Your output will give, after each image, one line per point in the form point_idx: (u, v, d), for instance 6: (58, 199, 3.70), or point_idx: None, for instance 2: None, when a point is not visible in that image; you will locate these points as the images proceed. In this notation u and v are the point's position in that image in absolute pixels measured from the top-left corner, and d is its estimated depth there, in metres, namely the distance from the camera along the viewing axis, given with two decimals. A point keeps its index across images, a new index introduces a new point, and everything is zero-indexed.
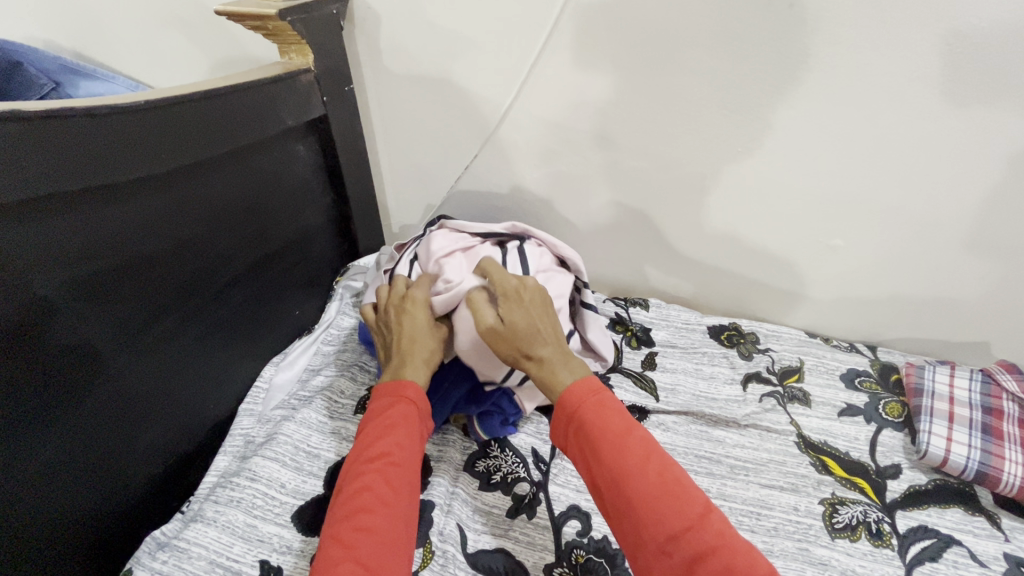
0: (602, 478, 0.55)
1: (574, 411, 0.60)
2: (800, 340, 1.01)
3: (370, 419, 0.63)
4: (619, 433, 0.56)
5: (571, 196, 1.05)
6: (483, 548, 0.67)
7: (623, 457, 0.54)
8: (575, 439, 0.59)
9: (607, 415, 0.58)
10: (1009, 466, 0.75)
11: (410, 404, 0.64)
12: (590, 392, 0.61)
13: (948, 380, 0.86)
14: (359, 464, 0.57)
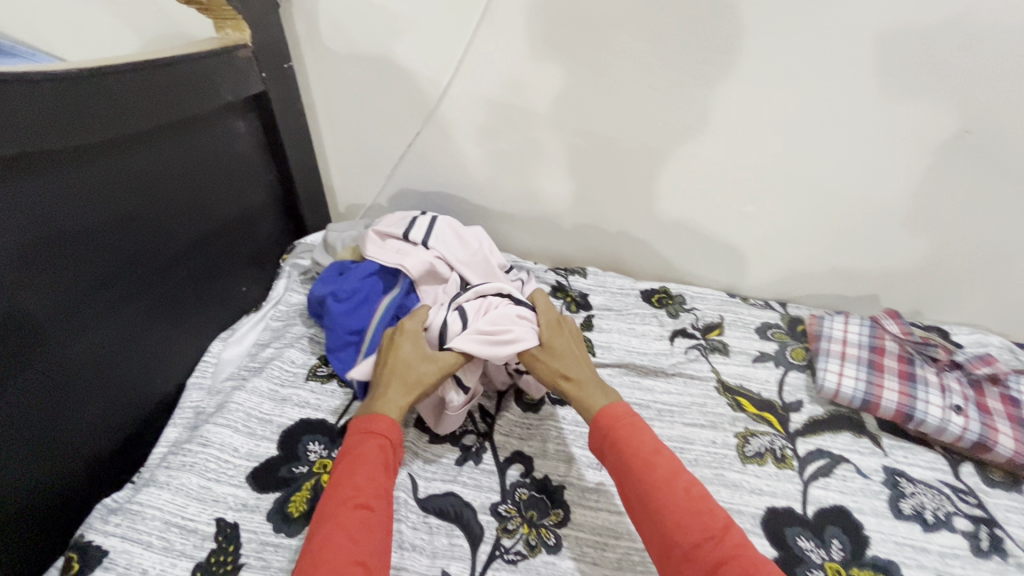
0: (637, 496, 0.62)
1: (615, 436, 0.68)
2: (721, 299, 1.12)
3: (345, 454, 0.67)
4: (653, 458, 0.64)
5: (512, 176, 1.12)
6: (433, 492, 0.76)
7: (656, 478, 0.62)
8: (612, 461, 0.67)
9: (645, 442, 0.66)
10: (887, 394, 0.86)
11: (381, 437, 0.68)
12: (622, 416, 0.70)
13: (843, 326, 0.98)
14: (334, 503, 0.60)
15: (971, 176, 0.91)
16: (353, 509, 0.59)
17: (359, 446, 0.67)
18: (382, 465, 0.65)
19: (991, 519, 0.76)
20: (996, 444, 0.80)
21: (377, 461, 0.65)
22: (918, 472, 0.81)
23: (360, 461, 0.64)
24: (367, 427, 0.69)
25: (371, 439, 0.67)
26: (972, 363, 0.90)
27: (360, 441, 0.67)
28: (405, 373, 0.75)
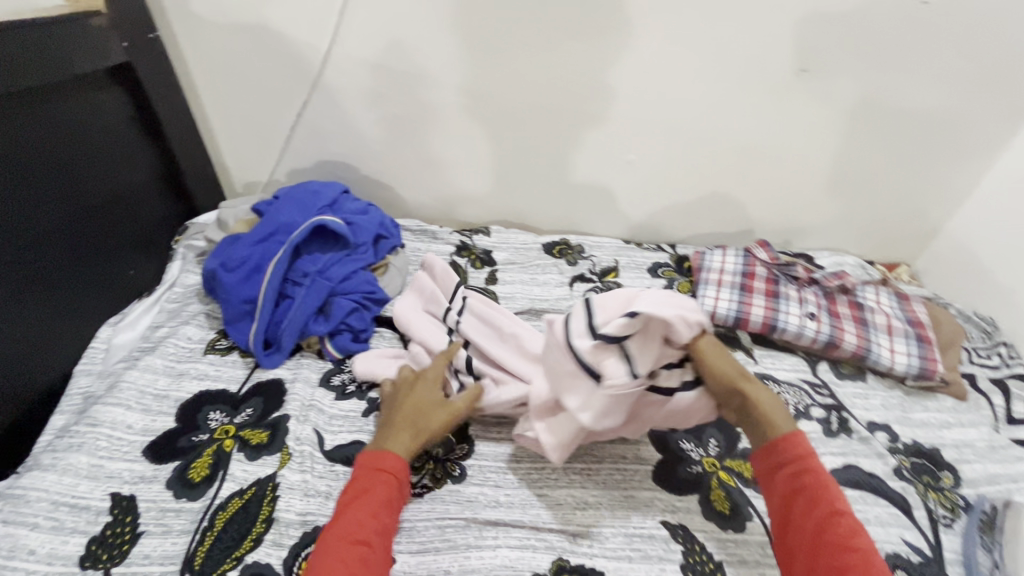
0: (811, 538, 0.57)
1: (805, 469, 0.61)
2: (618, 247, 1.19)
3: (353, 486, 0.64)
4: (845, 512, 0.58)
5: (408, 142, 1.15)
6: (340, 443, 0.77)
7: (845, 535, 0.56)
8: (787, 491, 0.60)
9: (835, 487, 0.60)
10: (755, 310, 0.97)
11: (388, 473, 0.65)
12: (807, 455, 0.62)
13: (721, 258, 1.07)
14: (332, 539, 0.58)
15: (795, 106, 1.05)
16: (356, 547, 0.57)
17: (365, 479, 0.64)
18: (385, 504, 0.62)
19: (839, 405, 0.87)
20: (842, 341, 0.92)
21: (381, 500, 0.62)
22: (783, 374, 0.92)
23: (367, 500, 0.62)
24: (373, 461, 0.66)
25: (380, 475, 0.64)
26: (826, 277, 1.02)
27: (369, 476, 0.64)
28: (410, 415, 0.71)
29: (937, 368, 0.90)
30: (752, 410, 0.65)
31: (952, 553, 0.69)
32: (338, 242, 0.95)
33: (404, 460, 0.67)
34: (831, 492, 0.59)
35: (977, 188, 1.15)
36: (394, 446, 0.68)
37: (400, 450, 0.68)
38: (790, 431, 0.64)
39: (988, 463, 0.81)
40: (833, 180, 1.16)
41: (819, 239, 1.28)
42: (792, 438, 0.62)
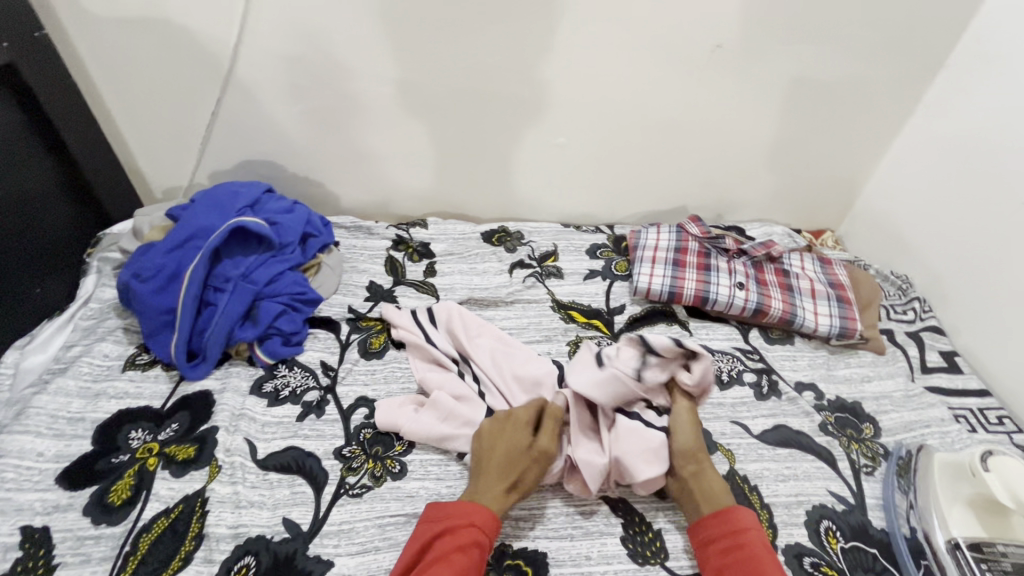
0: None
1: (739, 543, 0.60)
2: (556, 230, 1.19)
3: (447, 534, 0.61)
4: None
5: (334, 136, 1.11)
6: (273, 451, 0.75)
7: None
8: (718, 566, 0.60)
9: (772, 562, 0.59)
10: (688, 284, 0.99)
11: (474, 527, 0.61)
12: (744, 528, 0.62)
13: (655, 235, 1.09)
14: None
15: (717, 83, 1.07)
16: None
17: (462, 530, 0.61)
18: (474, 569, 0.58)
19: (770, 368, 0.91)
20: (770, 307, 0.96)
21: (469, 564, 0.58)
22: (717, 344, 0.95)
23: (460, 560, 0.58)
24: (470, 513, 0.62)
25: (474, 534, 0.61)
26: (754, 248, 1.05)
27: (467, 529, 0.61)
28: (514, 457, 0.68)
29: (857, 327, 0.95)
30: (705, 475, 0.67)
31: (873, 500, 0.73)
32: (261, 244, 0.91)
33: (495, 517, 0.63)
34: (765, 557, 0.59)
35: (888, 153, 1.21)
36: (486, 497, 0.65)
37: (492, 503, 0.64)
38: (729, 508, 0.64)
39: (904, 411, 0.86)
40: (757, 153, 1.20)
41: (749, 211, 1.32)
42: (732, 512, 0.63)
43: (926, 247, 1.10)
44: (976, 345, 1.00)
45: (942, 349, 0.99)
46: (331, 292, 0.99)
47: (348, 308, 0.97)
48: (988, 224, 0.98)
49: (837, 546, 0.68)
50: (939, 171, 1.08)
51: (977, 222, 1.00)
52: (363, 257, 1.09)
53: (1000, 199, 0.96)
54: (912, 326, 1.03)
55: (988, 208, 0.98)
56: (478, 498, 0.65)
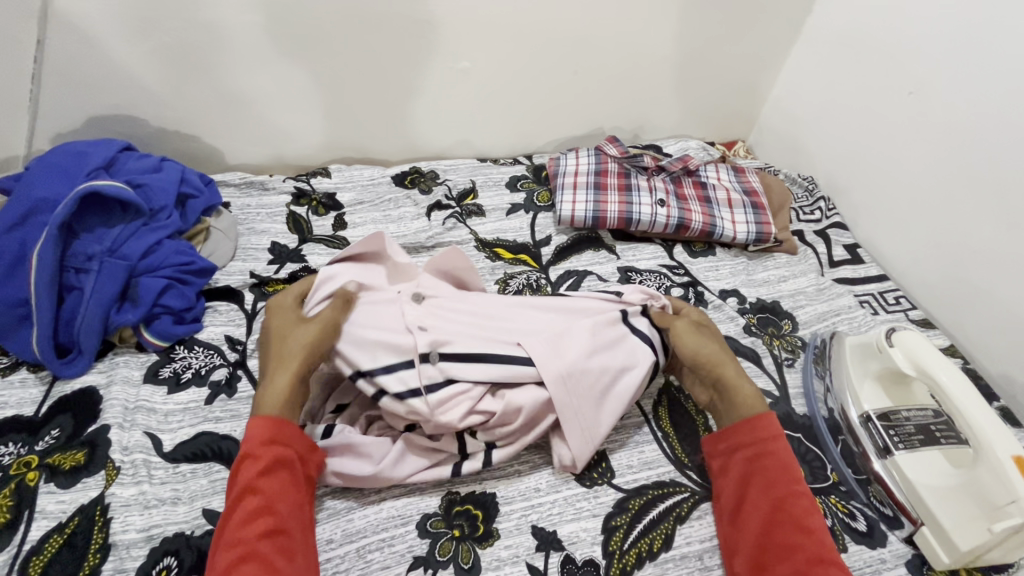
0: (767, 514, 0.57)
1: (768, 451, 0.60)
2: (473, 166, 1.12)
3: (245, 463, 0.55)
4: (802, 492, 0.58)
5: (199, 77, 0.95)
6: (181, 441, 0.67)
7: (804, 515, 0.56)
8: (747, 472, 0.60)
9: (797, 469, 0.59)
10: (612, 207, 0.97)
11: (283, 441, 0.56)
12: (768, 437, 0.61)
13: (574, 161, 1.06)
14: (234, 521, 0.52)
15: None
16: (262, 540, 0.50)
17: (261, 453, 0.55)
18: (291, 483, 0.55)
19: (695, 281, 0.92)
20: (691, 221, 0.97)
21: (282, 482, 0.54)
22: (644, 264, 0.94)
23: (268, 483, 0.54)
24: (263, 433, 0.56)
25: (278, 449, 0.55)
26: (672, 163, 1.04)
27: (268, 453, 0.55)
28: (279, 349, 0.62)
29: (771, 231, 0.98)
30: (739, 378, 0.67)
31: (795, 389, 0.77)
32: (127, 211, 0.78)
33: (286, 418, 0.58)
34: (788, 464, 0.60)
35: (789, 57, 1.22)
36: (271, 399, 0.59)
37: (280, 401, 0.59)
38: (756, 416, 0.63)
39: (817, 304, 0.91)
40: (667, 65, 1.17)
41: (666, 128, 1.30)
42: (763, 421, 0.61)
43: (827, 147, 1.14)
44: (874, 235, 1.06)
45: (846, 243, 1.05)
46: (227, 260, 0.88)
47: (251, 275, 0.87)
48: (882, 118, 1.01)
49: None
50: (836, 69, 1.10)
51: (870, 115, 1.04)
52: (261, 216, 0.97)
53: (891, 90, 0.99)
54: (820, 224, 1.08)
55: (881, 99, 1.01)
56: (264, 404, 0.58)
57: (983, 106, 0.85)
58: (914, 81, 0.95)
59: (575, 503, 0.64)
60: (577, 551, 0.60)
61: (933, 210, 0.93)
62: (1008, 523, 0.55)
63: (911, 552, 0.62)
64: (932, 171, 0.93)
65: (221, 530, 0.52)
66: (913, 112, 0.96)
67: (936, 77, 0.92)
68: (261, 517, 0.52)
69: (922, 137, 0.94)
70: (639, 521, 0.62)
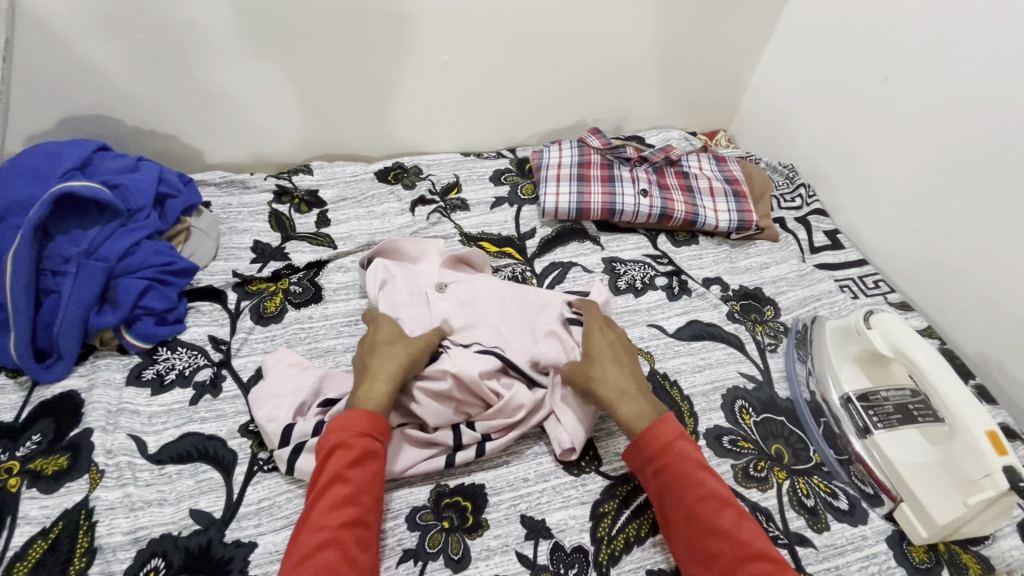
0: (686, 529, 0.54)
1: (665, 463, 0.57)
2: (456, 160, 1.12)
3: (334, 452, 0.55)
4: (712, 494, 0.54)
5: (174, 75, 0.94)
6: (166, 443, 0.66)
7: (716, 518, 0.53)
8: (657, 491, 0.57)
9: (701, 471, 0.56)
10: (595, 198, 0.98)
11: (372, 438, 0.57)
12: (665, 444, 0.58)
13: (557, 153, 1.06)
14: (318, 513, 0.51)
15: None
16: (342, 529, 0.50)
17: (354, 442, 0.55)
18: (374, 476, 0.55)
19: (678, 270, 0.93)
20: (673, 211, 0.98)
21: (369, 476, 0.54)
22: (628, 254, 0.95)
23: (357, 473, 0.54)
24: (362, 423, 0.57)
25: (369, 443, 0.56)
26: (654, 154, 1.05)
27: (359, 444, 0.55)
28: (384, 355, 0.63)
29: (753, 219, 0.99)
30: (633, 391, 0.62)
31: (777, 373, 0.79)
32: (104, 213, 0.76)
33: (382, 415, 0.58)
34: (694, 467, 0.57)
35: (768, 47, 1.23)
36: (376, 398, 0.59)
37: (383, 402, 0.59)
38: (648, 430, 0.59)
39: (798, 289, 0.92)
40: (647, 57, 1.17)
41: (648, 119, 1.31)
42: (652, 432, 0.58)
43: (807, 134, 1.16)
44: (853, 220, 1.08)
45: (826, 229, 1.06)
46: (209, 259, 0.87)
47: (233, 274, 0.86)
48: (859, 105, 1.03)
49: (750, 421, 0.72)
50: (813, 57, 1.12)
51: (848, 103, 1.05)
52: (242, 215, 0.96)
53: (867, 77, 1.01)
54: (801, 212, 1.09)
55: (857, 86, 1.03)
56: (364, 401, 0.59)
57: (955, 91, 0.87)
58: (888, 67, 0.96)
59: (563, 491, 0.64)
60: (565, 538, 0.61)
61: (910, 194, 0.95)
62: (983, 495, 0.56)
63: (892, 529, 0.63)
64: (907, 156, 0.95)
65: (303, 519, 0.52)
66: (889, 98, 0.97)
67: (909, 63, 0.93)
68: (345, 507, 0.52)
69: (898, 123, 0.96)
70: (627, 507, 0.63)
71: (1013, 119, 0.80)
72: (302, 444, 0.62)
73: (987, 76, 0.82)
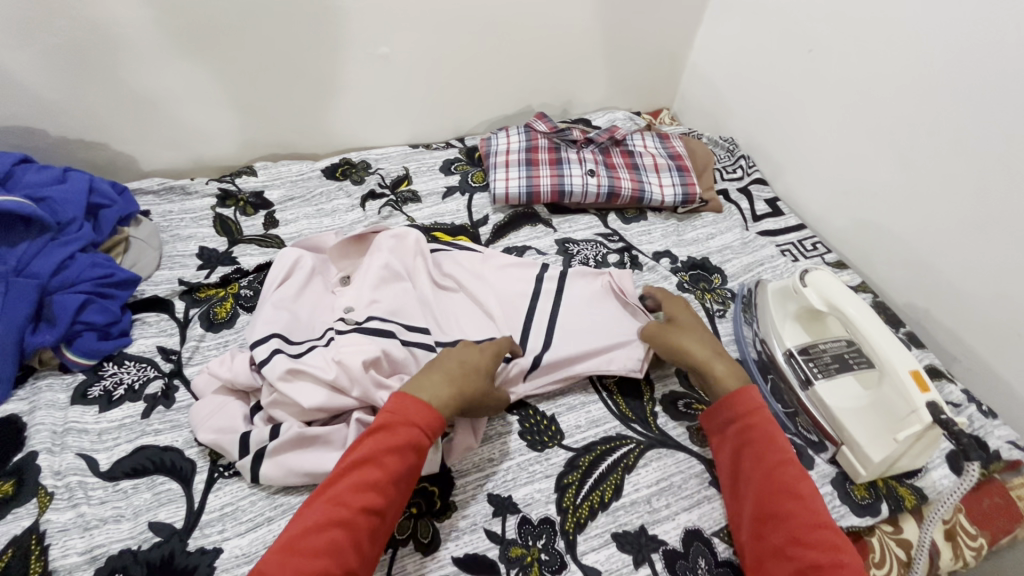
0: (758, 484, 0.58)
1: (749, 425, 0.62)
2: (404, 152, 1.11)
3: (379, 433, 0.56)
4: (791, 459, 0.59)
5: (95, 79, 0.89)
6: (119, 459, 0.64)
7: (794, 480, 0.57)
8: (736, 447, 0.62)
9: (783, 439, 0.61)
10: (544, 181, 0.99)
11: (410, 432, 0.56)
12: (750, 410, 0.63)
13: (505, 140, 1.07)
14: (343, 482, 0.53)
15: None
16: (360, 516, 0.52)
17: (398, 429, 0.56)
18: (408, 468, 0.55)
19: (629, 246, 0.96)
20: (620, 189, 1.00)
21: (408, 464, 0.55)
22: (580, 234, 0.97)
23: (394, 462, 0.55)
24: (412, 416, 0.57)
25: (416, 438, 0.56)
26: (599, 134, 1.07)
27: (407, 431, 0.56)
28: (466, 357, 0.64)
29: (696, 191, 1.03)
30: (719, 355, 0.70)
31: (727, 336, 0.84)
32: (30, 227, 0.73)
33: (440, 413, 0.58)
34: (778, 437, 0.61)
35: (702, 25, 1.26)
36: (429, 395, 0.59)
37: (438, 398, 0.59)
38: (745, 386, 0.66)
39: (743, 256, 0.96)
40: (588, 39, 1.19)
41: (592, 101, 1.33)
42: (744, 394, 0.64)
43: (744, 108, 1.20)
44: (792, 188, 1.13)
45: (767, 197, 1.11)
46: (153, 269, 0.84)
47: (180, 282, 0.84)
48: (789, 78, 1.07)
49: None
50: (745, 33, 1.15)
51: (779, 76, 1.10)
52: (185, 222, 0.93)
53: (794, 49, 1.05)
54: (742, 182, 1.13)
55: (785, 60, 1.07)
56: (419, 394, 0.59)
57: (871, 60, 0.92)
58: (812, 39, 1.01)
59: (529, 467, 0.66)
60: (532, 511, 0.62)
61: (840, 159, 1.00)
62: (909, 430, 0.60)
63: (835, 471, 0.68)
64: (835, 123, 1.00)
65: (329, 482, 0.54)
66: (816, 68, 1.02)
67: (831, 33, 0.98)
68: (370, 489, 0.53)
69: (825, 93, 1.01)
70: (590, 476, 0.65)
71: (921, 84, 0.85)
72: (262, 450, 0.61)
73: (897, 44, 0.87)
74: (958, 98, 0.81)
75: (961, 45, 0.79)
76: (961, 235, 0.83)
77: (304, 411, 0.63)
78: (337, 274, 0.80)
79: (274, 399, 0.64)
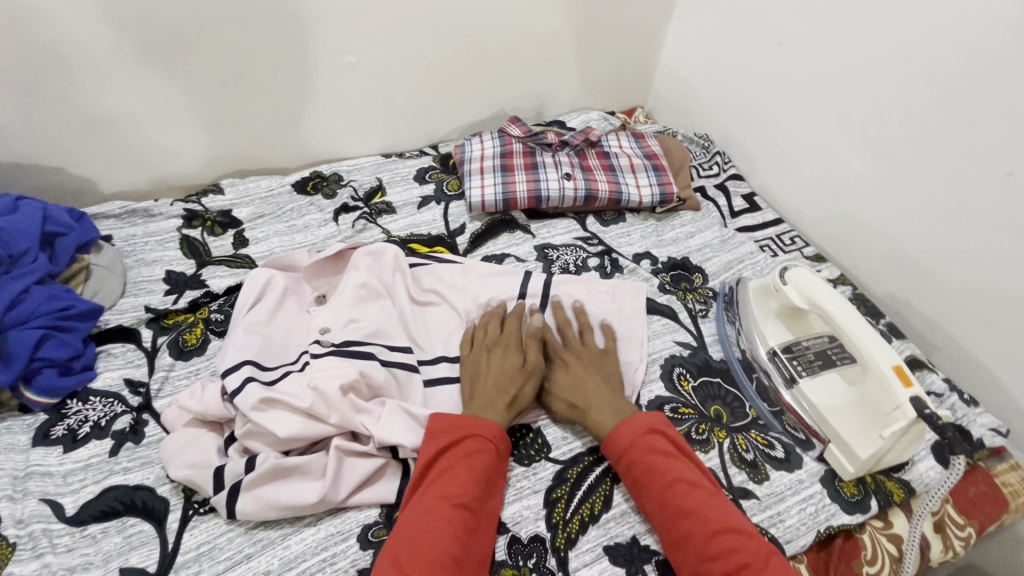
0: (658, 512, 0.57)
1: (630, 459, 0.60)
2: (377, 162, 1.09)
3: (449, 449, 0.59)
4: (675, 479, 0.57)
5: (47, 101, 0.85)
6: (86, 502, 0.61)
7: (684, 499, 0.56)
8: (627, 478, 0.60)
9: (662, 461, 0.58)
10: (520, 187, 0.98)
11: (480, 441, 0.59)
12: (627, 443, 0.60)
13: (479, 146, 1.05)
14: (428, 496, 0.55)
15: None
16: (456, 518, 0.53)
17: (466, 441, 0.59)
18: (488, 474, 0.58)
19: (609, 249, 0.95)
20: (598, 191, 0.99)
21: (487, 469, 0.58)
22: (559, 239, 0.96)
23: (472, 468, 0.57)
24: (482, 428, 0.60)
25: (486, 445, 0.59)
26: (574, 137, 1.06)
27: (474, 441, 0.59)
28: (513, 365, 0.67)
29: (673, 190, 1.02)
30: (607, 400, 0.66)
31: (710, 336, 0.82)
32: None
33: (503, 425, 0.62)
34: (660, 458, 0.59)
35: (672, 21, 1.26)
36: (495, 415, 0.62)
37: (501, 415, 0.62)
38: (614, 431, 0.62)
39: (723, 254, 0.96)
40: (558, 40, 1.17)
41: (566, 102, 1.31)
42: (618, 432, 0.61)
43: (717, 104, 1.20)
44: (768, 182, 1.13)
45: (744, 192, 1.11)
46: (117, 297, 0.81)
47: (146, 309, 0.81)
48: (760, 73, 1.08)
49: (689, 386, 0.74)
50: (715, 28, 1.15)
51: (750, 71, 1.10)
52: (149, 245, 0.90)
53: (764, 44, 1.05)
54: (719, 178, 1.13)
55: (756, 55, 1.07)
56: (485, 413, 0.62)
57: (839, 52, 0.92)
58: (781, 33, 1.01)
59: (516, 483, 0.64)
60: (522, 530, 0.61)
61: (814, 152, 1.01)
62: (895, 426, 0.60)
63: (824, 469, 0.68)
64: (807, 117, 1.00)
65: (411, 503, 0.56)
66: (786, 63, 1.02)
67: (800, 27, 0.98)
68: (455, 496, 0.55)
69: (796, 86, 1.01)
70: (579, 489, 0.64)
71: (890, 75, 0.86)
72: (237, 484, 0.59)
73: (865, 36, 0.88)
74: (927, 88, 0.81)
75: (927, 35, 0.80)
76: (935, 224, 0.84)
77: (281, 441, 0.61)
78: (313, 293, 0.78)
79: (249, 430, 0.61)
